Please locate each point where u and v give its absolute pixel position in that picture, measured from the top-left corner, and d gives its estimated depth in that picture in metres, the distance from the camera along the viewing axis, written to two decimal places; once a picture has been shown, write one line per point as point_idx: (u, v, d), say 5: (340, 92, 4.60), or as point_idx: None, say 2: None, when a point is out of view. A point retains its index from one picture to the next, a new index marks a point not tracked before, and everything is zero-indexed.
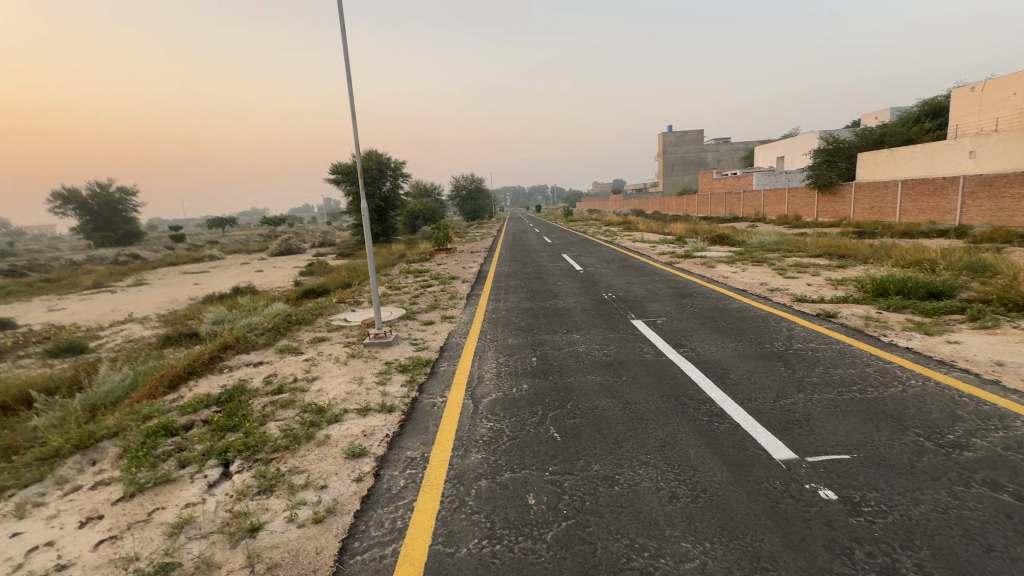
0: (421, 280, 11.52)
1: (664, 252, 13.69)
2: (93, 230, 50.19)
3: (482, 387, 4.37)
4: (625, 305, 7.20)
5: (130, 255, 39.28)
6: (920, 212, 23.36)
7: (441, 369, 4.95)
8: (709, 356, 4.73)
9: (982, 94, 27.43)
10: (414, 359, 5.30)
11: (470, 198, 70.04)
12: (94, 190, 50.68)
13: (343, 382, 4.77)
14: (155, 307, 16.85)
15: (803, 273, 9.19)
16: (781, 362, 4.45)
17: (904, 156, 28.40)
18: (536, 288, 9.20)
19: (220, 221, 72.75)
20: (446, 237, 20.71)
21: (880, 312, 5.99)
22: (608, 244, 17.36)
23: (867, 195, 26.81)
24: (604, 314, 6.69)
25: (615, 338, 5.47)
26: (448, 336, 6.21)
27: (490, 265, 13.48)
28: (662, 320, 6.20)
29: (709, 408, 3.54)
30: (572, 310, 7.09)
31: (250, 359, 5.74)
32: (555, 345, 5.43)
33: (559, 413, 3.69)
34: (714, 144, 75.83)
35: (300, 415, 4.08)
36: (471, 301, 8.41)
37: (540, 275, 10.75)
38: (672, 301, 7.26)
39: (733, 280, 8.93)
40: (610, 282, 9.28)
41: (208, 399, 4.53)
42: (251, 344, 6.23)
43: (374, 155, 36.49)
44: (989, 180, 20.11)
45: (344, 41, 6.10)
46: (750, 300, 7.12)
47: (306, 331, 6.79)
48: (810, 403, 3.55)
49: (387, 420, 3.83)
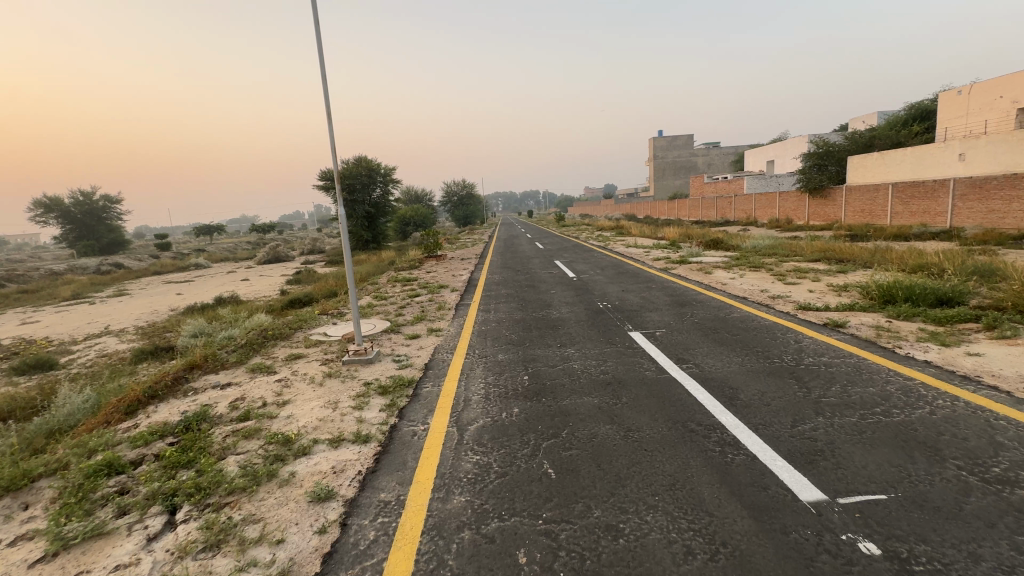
0: (408, 289, 11.11)
1: (659, 258, 13.38)
2: (76, 239, 49.07)
3: (469, 411, 3.97)
4: (621, 316, 6.84)
5: (113, 264, 38.31)
6: (911, 214, 23.36)
7: (425, 391, 4.53)
8: (715, 373, 4.37)
9: (969, 97, 27.60)
10: (395, 378, 4.88)
11: (461, 204, 69.63)
12: (77, 198, 49.60)
13: (316, 407, 4.33)
14: (134, 319, 16.24)
15: (803, 279, 8.90)
16: (794, 380, 4.10)
17: (894, 159, 28.47)
18: (528, 297, 8.81)
19: (207, 228, 71.74)
20: (436, 243, 20.29)
21: (891, 321, 5.68)
22: (602, 250, 17.06)
23: (858, 198, 26.80)
24: (600, 325, 6.33)
25: (613, 353, 5.12)
26: (433, 352, 5.79)
27: (480, 272, 13.08)
28: (662, 332, 5.86)
29: (720, 437, 3.18)
30: (566, 321, 6.73)
31: (217, 380, 5.28)
32: (548, 362, 5.05)
33: (553, 443, 3.31)
34: (704, 148, 76.28)
35: (264, 447, 3.65)
36: (459, 312, 8.00)
37: (532, 283, 10.38)
38: (671, 311, 6.93)
39: (732, 287, 8.61)
40: (605, 290, 8.92)
41: (165, 428, 4.08)
42: (221, 363, 5.77)
43: (363, 161, 36.00)
44: (979, 183, 20.11)
45: (317, 32, 5.61)
46: (753, 309, 6.79)
47: (282, 347, 6.34)
48: (832, 430, 3.20)
49: (361, 453, 3.42)
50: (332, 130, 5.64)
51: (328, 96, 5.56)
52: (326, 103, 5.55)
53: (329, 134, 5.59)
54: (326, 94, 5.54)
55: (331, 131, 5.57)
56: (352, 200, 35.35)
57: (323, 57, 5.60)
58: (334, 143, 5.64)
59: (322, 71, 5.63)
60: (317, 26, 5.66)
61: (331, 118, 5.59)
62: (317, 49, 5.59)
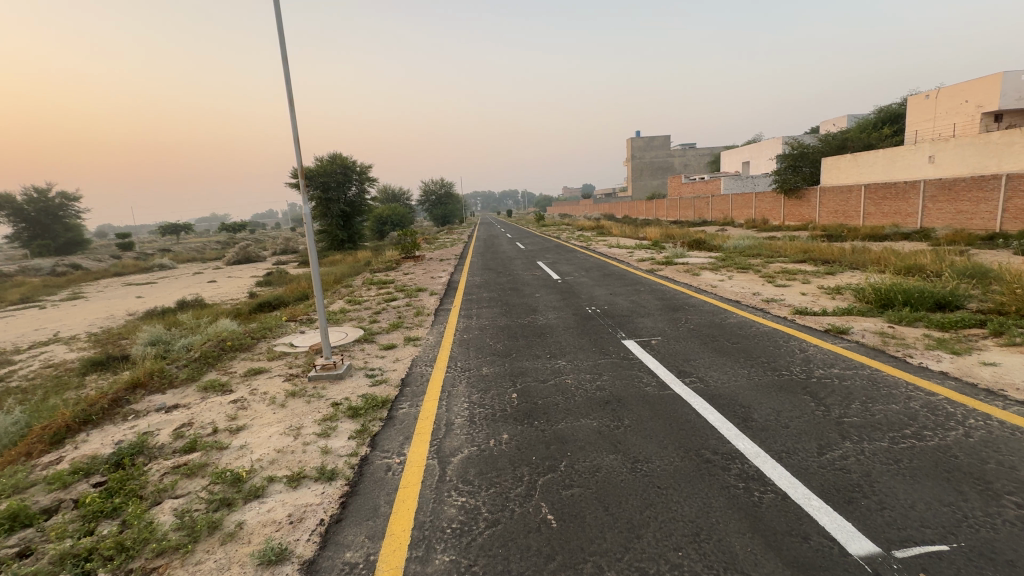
0: (384, 292, 10.51)
1: (644, 259, 13.13)
2: (31, 238, 46.39)
3: (451, 439, 3.48)
4: (612, 322, 6.43)
5: (69, 265, 36.26)
6: (883, 215, 23.82)
7: (400, 412, 4.01)
8: (722, 388, 3.99)
9: (936, 102, 28.43)
10: (367, 398, 4.34)
11: (440, 203, 68.67)
12: (30, 195, 46.79)
13: (275, 435, 3.77)
14: (88, 324, 15.15)
15: (793, 280, 8.70)
16: (809, 396, 3.75)
17: (866, 161, 29.10)
18: (512, 301, 8.36)
19: (174, 228, 69.00)
20: (414, 243, 19.65)
21: (894, 327, 5.42)
22: (584, 250, 16.74)
23: (831, 199, 27.28)
24: (591, 333, 5.93)
25: (608, 364, 4.72)
26: (410, 365, 5.27)
27: (460, 273, 12.56)
28: (657, 340, 5.48)
29: (740, 468, 2.79)
30: (553, 328, 6.32)
31: (163, 402, 4.64)
32: (537, 375, 4.60)
33: (550, 479, 2.85)
34: (680, 149, 77.35)
35: (209, 487, 3.08)
36: (439, 318, 7.48)
37: (516, 285, 9.93)
38: (663, 316, 6.58)
39: (723, 290, 8.33)
40: (592, 293, 8.54)
41: (92, 464, 3.46)
42: (169, 380, 5.12)
43: (338, 159, 34.99)
44: (948, 184, 20.59)
45: (276, 12, 5.08)
46: (748, 314, 6.48)
47: (241, 360, 5.71)
48: (866, 458, 2.83)
49: (325, 495, 2.90)
50: (294, 118, 5.09)
51: (289, 81, 5.03)
52: (287, 89, 4.99)
53: (290, 121, 5.02)
54: (287, 80, 5.00)
55: (292, 117, 5.00)
56: (327, 198, 34.30)
57: (285, 38, 5.08)
58: (295, 130, 5.07)
59: (284, 55, 5.12)
60: (278, 8, 5.15)
61: (292, 102, 5.00)
62: (277, 31, 5.08)
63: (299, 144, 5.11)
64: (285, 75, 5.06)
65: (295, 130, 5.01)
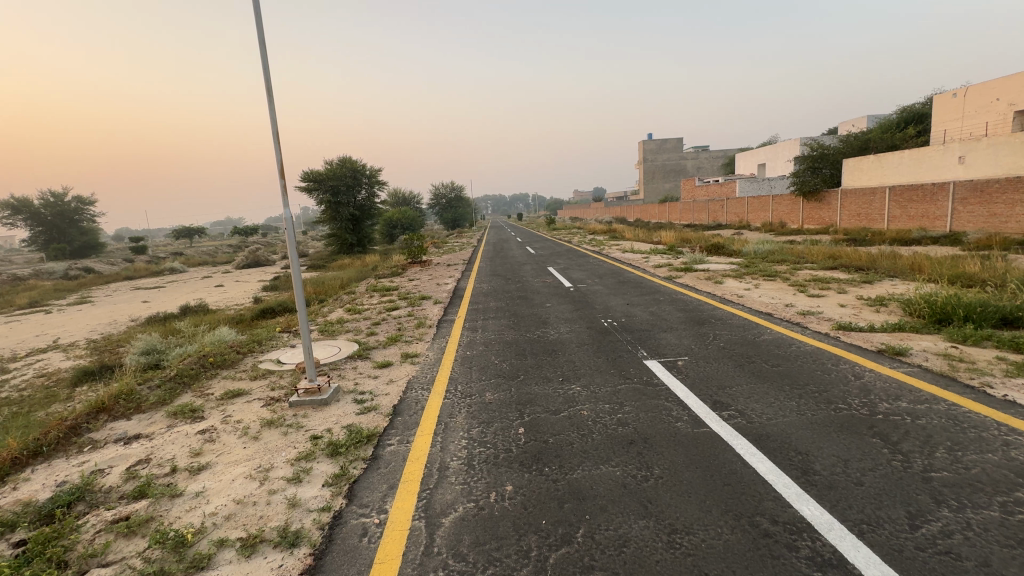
0: (387, 300, 10.01)
1: (660, 264, 12.47)
2: (47, 242, 46.83)
3: (445, 490, 2.88)
4: (632, 338, 5.78)
5: (82, 269, 36.40)
6: (909, 218, 22.80)
7: (386, 451, 3.43)
8: (768, 426, 3.34)
9: (964, 100, 27.29)
10: (352, 431, 3.76)
11: (450, 207, 68.45)
12: (46, 200, 47.40)
13: (240, 478, 3.21)
14: (89, 331, 14.86)
15: (827, 290, 7.98)
16: (879, 440, 3.07)
17: (890, 162, 28.04)
18: (520, 312, 7.75)
19: (187, 232, 69.69)
20: (421, 248, 19.15)
21: (958, 348, 4.71)
22: (596, 255, 16.13)
23: (853, 202, 26.25)
24: (608, 350, 5.32)
25: (629, 392, 4.10)
26: (405, 388, 4.68)
27: (467, 280, 12.01)
28: (684, 360, 4.85)
29: (812, 549, 2.15)
30: (566, 344, 5.71)
31: (125, 431, 4.10)
32: (548, 404, 3.98)
33: (564, 555, 2.24)
34: (693, 152, 76.27)
35: (147, 553, 2.52)
36: (441, 331, 6.89)
37: (525, 294, 9.33)
38: (689, 331, 5.94)
39: (750, 300, 7.66)
40: (607, 304, 7.90)
41: (20, 516, 2.90)
42: (138, 403, 4.59)
43: (348, 163, 34.82)
44: (980, 186, 19.56)
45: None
46: (784, 330, 5.79)
47: (222, 380, 5.19)
48: (977, 536, 2.17)
49: (283, 569, 2.32)
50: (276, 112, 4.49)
51: (268, 67, 4.24)
52: (265, 76, 4.20)
53: (268, 110, 4.24)
54: (265, 64, 4.20)
55: (270, 107, 4.22)
56: (336, 201, 34.17)
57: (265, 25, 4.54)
58: (275, 120, 4.27)
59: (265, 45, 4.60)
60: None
61: (270, 91, 4.25)
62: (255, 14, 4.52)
63: (280, 139, 4.28)
64: (262, 56, 4.26)
65: (275, 123, 4.20)
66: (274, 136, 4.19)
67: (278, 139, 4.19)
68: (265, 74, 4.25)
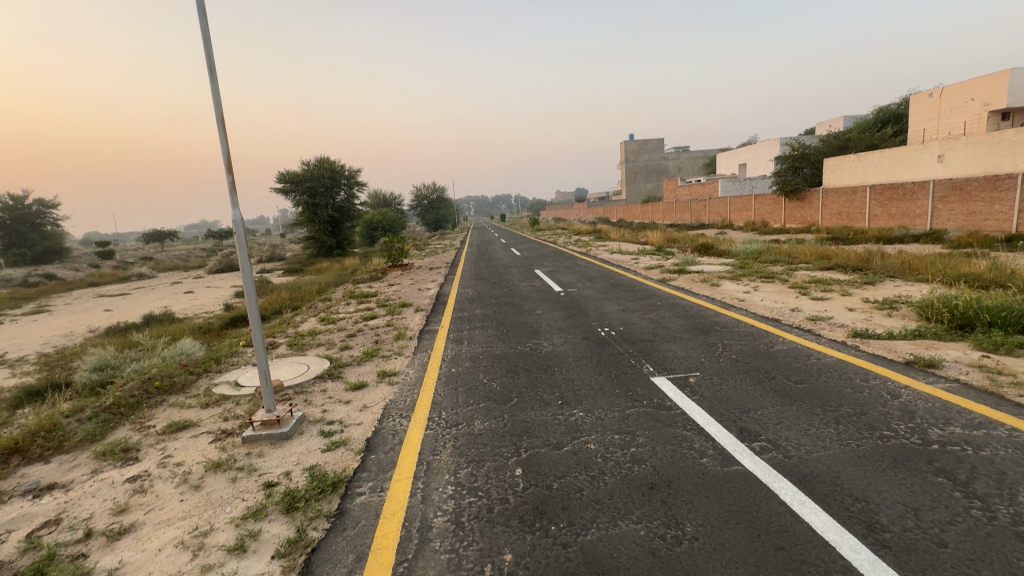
0: (365, 308, 9.32)
1: (652, 266, 12.03)
2: (7, 247, 44.21)
3: (426, 563, 2.27)
4: (634, 350, 5.27)
5: (41, 275, 34.40)
6: (890, 217, 22.93)
7: (355, 503, 2.81)
8: (811, 462, 2.83)
9: (940, 100, 27.73)
10: (315, 475, 3.13)
11: (432, 209, 67.42)
12: (5, 202, 44.93)
13: (169, 547, 2.56)
14: (41, 344, 13.75)
15: (830, 292, 7.60)
16: (945, 479, 2.58)
17: (870, 161, 28.31)
18: (509, 320, 7.17)
19: (159, 235, 67.16)
20: (401, 251, 18.40)
21: (992, 358, 4.30)
22: (584, 256, 15.64)
23: (835, 201, 26.39)
24: (610, 366, 4.78)
25: (639, 418, 3.57)
26: (380, 417, 4.05)
27: (451, 285, 11.38)
28: (695, 377, 4.34)
29: None
30: (562, 358, 5.17)
31: (39, 478, 3.38)
32: (548, 435, 3.43)
33: None
34: (674, 152, 76.81)
35: None
36: (423, 344, 6.24)
37: (512, 300, 8.75)
38: (695, 340, 5.45)
39: (752, 304, 7.23)
40: (602, 310, 7.37)
41: None
42: (62, 440, 3.86)
43: (326, 163, 33.74)
44: (959, 184, 19.71)
45: None
46: (797, 338, 5.33)
47: (169, 408, 4.48)
48: None
49: None
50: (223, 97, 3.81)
51: (209, 41, 3.59)
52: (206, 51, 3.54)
53: (212, 94, 3.56)
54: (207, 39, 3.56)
55: (214, 88, 3.56)
56: (314, 203, 33.12)
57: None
58: (220, 103, 3.59)
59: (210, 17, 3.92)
60: None
61: (213, 68, 3.58)
62: None
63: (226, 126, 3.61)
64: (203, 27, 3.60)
65: (221, 108, 3.54)
66: (220, 126, 3.53)
67: (225, 128, 3.53)
68: (207, 49, 3.61)
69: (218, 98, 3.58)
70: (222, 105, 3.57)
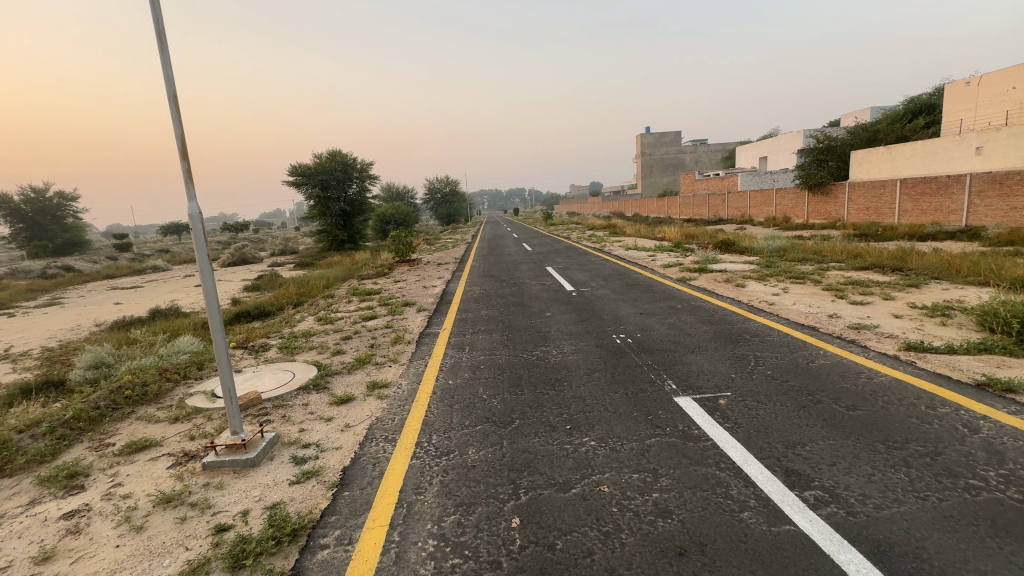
0: (366, 306, 8.88)
1: (670, 264, 11.37)
2: (29, 239, 45.04)
3: None
4: (653, 361, 4.68)
5: (60, 267, 34.84)
6: (922, 212, 21.76)
7: (313, 561, 2.30)
8: (884, 524, 2.24)
9: (978, 89, 26.27)
10: (273, 518, 2.64)
11: (445, 202, 67.03)
12: (27, 195, 45.77)
13: None
14: (48, 337, 13.65)
15: (870, 296, 6.90)
16: None
17: (901, 154, 26.98)
18: (516, 323, 6.64)
19: (176, 228, 68.15)
20: (410, 245, 17.93)
21: None
22: (598, 253, 15.03)
23: (862, 195, 25.21)
24: (626, 381, 4.20)
25: (663, 452, 3.01)
26: (363, 439, 3.55)
27: (457, 282, 10.87)
28: (726, 399, 3.75)
29: None
30: (572, 370, 4.61)
31: None
32: (553, 471, 2.90)
33: None
34: (692, 145, 75.16)
35: None
36: (420, 350, 5.70)
37: (521, 300, 8.21)
38: (723, 352, 4.83)
39: (783, 308, 6.58)
40: (617, 313, 6.79)
41: None
42: (7, 461, 3.43)
43: (338, 156, 33.48)
44: (999, 178, 18.53)
45: None
46: (839, 351, 4.70)
47: (135, 424, 4.04)
48: None
49: None
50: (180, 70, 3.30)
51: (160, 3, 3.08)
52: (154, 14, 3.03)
53: (163, 66, 3.06)
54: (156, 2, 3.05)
55: (165, 61, 3.06)
56: (326, 196, 32.94)
57: None
58: (172, 77, 3.09)
59: None
60: None
61: (163, 36, 3.07)
62: None
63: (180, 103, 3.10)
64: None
65: (173, 83, 3.03)
66: (173, 104, 3.03)
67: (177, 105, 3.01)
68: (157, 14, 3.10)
69: (170, 71, 3.07)
70: (174, 80, 3.07)
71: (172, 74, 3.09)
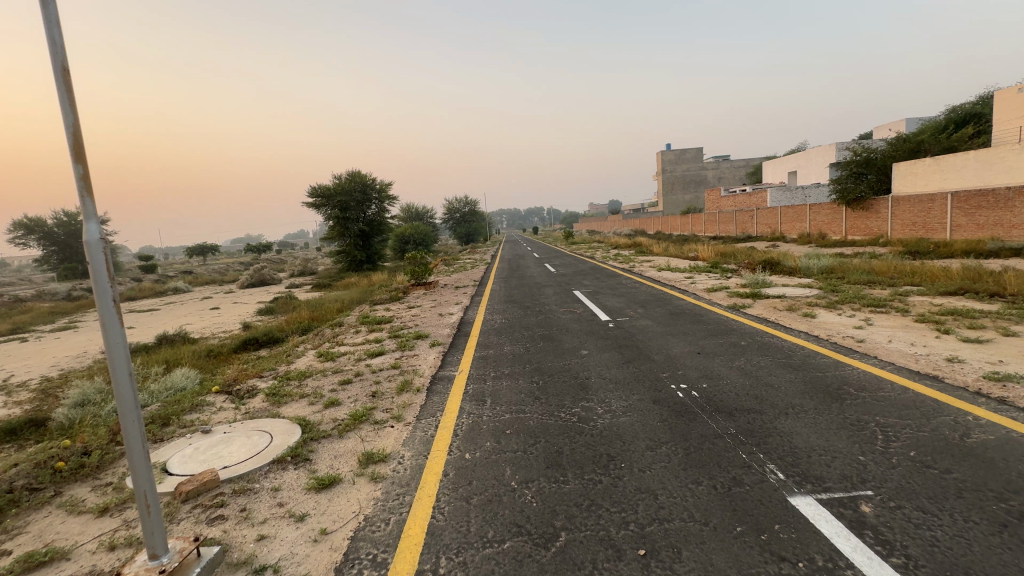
0: (375, 339, 7.89)
1: (713, 287, 10.15)
2: (60, 261, 46.15)
3: None
4: (737, 430, 3.50)
5: (86, 289, 35.11)
6: (978, 227, 19.97)
7: None
8: None
9: None
10: None
11: (463, 222, 66.83)
12: (60, 218, 46.90)
13: None
14: (50, 366, 13.04)
15: (986, 332, 5.56)
16: None
17: (951, 165, 25.22)
18: (546, 365, 5.51)
19: (201, 250, 69.49)
20: (426, 266, 16.93)
21: None
22: (629, 274, 13.87)
23: (907, 210, 23.49)
24: (707, 465, 3.04)
25: None
26: (339, 563, 2.44)
27: (475, 310, 9.83)
28: (870, 505, 2.54)
29: None
30: (628, 442, 3.45)
31: None
32: None
33: None
34: (714, 162, 73.76)
35: None
36: (432, 402, 4.63)
37: (549, 332, 7.10)
38: (829, 416, 3.62)
39: (879, 347, 5.30)
40: (669, 352, 5.62)
41: None
42: None
43: (357, 176, 33.30)
44: None
45: None
46: (996, 417, 3.42)
47: (49, 518, 3.05)
48: None
49: None
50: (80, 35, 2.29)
51: None
52: None
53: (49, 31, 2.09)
54: None
55: (50, 19, 2.10)
56: (344, 217, 32.73)
57: None
58: (60, 41, 2.09)
59: None
60: None
61: None
62: None
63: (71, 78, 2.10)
64: None
65: (57, 44, 2.06)
66: (61, 79, 2.04)
67: (63, 82, 2.04)
68: None
69: (56, 30, 2.09)
70: (62, 44, 2.08)
71: (61, 36, 2.10)
